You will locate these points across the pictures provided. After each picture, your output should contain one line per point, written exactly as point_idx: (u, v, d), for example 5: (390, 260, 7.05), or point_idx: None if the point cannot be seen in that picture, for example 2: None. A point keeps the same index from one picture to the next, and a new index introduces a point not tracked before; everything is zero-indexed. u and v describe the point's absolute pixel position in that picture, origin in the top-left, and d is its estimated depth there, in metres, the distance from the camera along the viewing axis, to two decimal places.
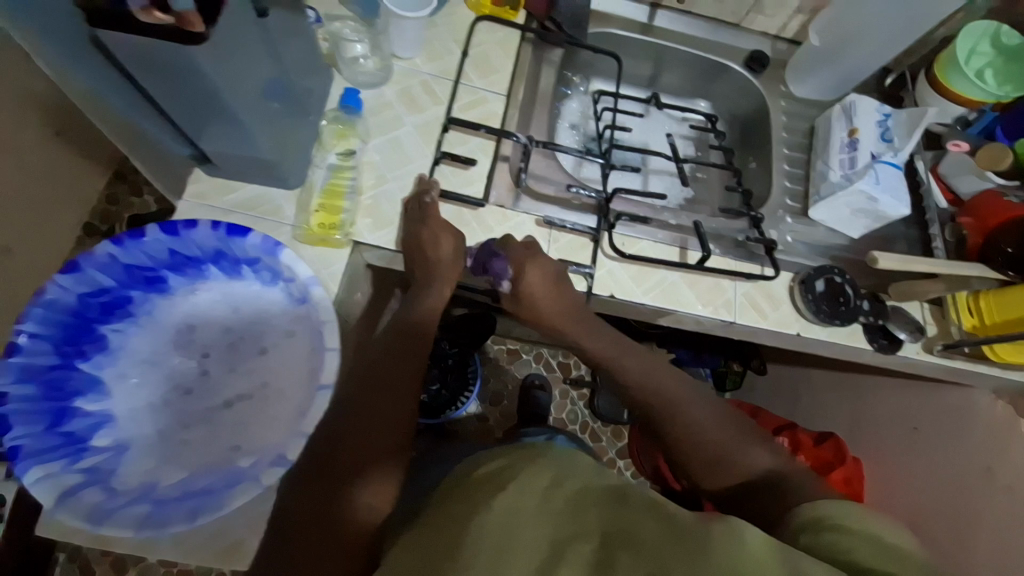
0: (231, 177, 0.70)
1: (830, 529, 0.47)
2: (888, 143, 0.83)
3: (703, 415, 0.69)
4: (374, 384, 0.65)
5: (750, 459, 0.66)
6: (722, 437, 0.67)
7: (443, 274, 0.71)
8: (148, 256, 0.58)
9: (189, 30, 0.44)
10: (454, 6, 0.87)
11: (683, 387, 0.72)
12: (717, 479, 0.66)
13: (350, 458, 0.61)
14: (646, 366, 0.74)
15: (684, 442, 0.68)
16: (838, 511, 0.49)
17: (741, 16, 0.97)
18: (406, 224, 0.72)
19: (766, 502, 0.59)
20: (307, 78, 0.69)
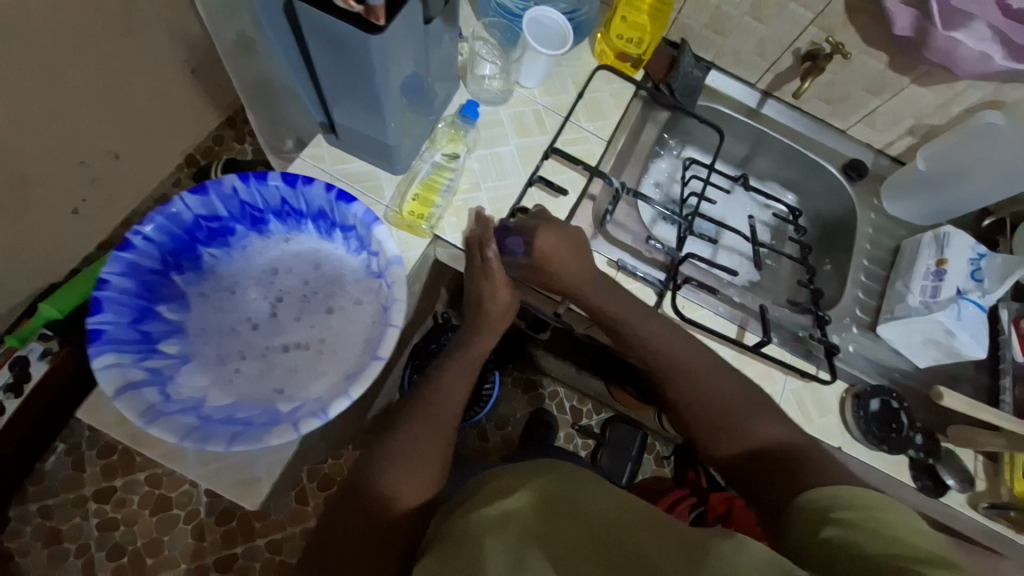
0: (347, 149, 0.76)
1: (852, 531, 0.50)
2: (978, 282, 0.81)
3: (717, 388, 0.70)
4: (419, 399, 0.71)
5: (758, 429, 0.66)
6: (732, 410, 0.68)
7: (491, 325, 0.76)
8: (263, 198, 0.63)
9: (372, 21, 0.51)
10: (581, 51, 0.94)
11: (701, 356, 0.72)
12: (730, 448, 0.67)
13: (388, 458, 0.64)
14: (661, 332, 0.73)
15: (695, 410, 0.70)
16: (853, 503, 0.52)
17: (849, 124, 0.99)
18: (472, 247, 0.76)
19: (773, 480, 0.62)
20: (439, 82, 0.76)
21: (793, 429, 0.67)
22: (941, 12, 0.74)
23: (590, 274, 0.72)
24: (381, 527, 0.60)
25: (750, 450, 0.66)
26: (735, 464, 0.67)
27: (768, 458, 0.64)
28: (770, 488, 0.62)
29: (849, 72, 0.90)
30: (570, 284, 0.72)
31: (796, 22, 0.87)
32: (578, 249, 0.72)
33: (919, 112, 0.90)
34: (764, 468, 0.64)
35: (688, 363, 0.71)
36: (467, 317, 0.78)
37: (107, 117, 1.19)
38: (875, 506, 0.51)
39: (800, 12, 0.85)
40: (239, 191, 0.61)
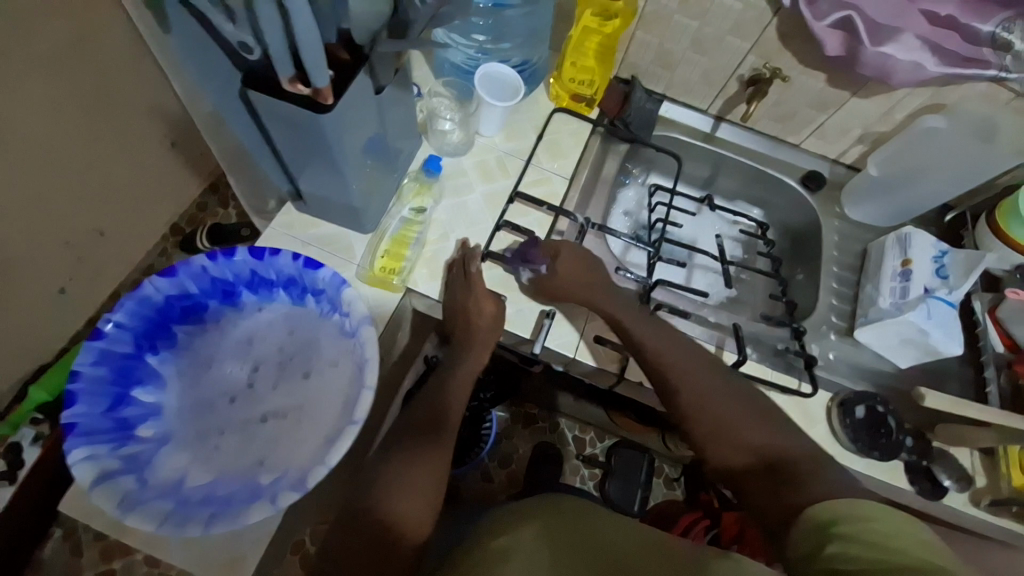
0: (316, 214, 0.78)
1: (838, 539, 0.49)
2: (943, 279, 0.82)
3: (722, 397, 0.68)
4: (427, 419, 0.72)
5: (765, 438, 0.64)
6: (741, 418, 0.66)
7: (481, 343, 0.76)
8: (233, 273, 0.65)
9: (320, 101, 0.54)
10: (537, 96, 0.98)
11: (706, 367, 0.71)
12: (741, 459, 0.64)
13: (393, 484, 0.64)
14: (667, 342, 0.73)
15: (703, 422, 0.67)
16: (838, 513, 0.51)
17: (802, 138, 1.03)
18: (450, 289, 0.77)
19: (782, 487, 0.58)
20: (400, 140, 0.79)
21: (796, 437, 0.64)
22: (867, 31, 0.78)
23: (604, 282, 0.77)
24: (383, 554, 0.59)
25: (762, 458, 0.63)
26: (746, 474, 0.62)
27: (779, 465, 0.61)
28: (778, 494, 0.58)
29: (793, 92, 0.94)
30: (583, 295, 0.76)
31: (735, 51, 0.91)
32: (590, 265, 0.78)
33: (865, 121, 0.94)
34: (773, 475, 0.60)
35: (692, 370, 0.71)
36: (456, 341, 0.78)
37: (89, 197, 1.22)
38: (861, 517, 0.49)
39: (737, 42, 0.90)
40: (208, 268, 0.63)
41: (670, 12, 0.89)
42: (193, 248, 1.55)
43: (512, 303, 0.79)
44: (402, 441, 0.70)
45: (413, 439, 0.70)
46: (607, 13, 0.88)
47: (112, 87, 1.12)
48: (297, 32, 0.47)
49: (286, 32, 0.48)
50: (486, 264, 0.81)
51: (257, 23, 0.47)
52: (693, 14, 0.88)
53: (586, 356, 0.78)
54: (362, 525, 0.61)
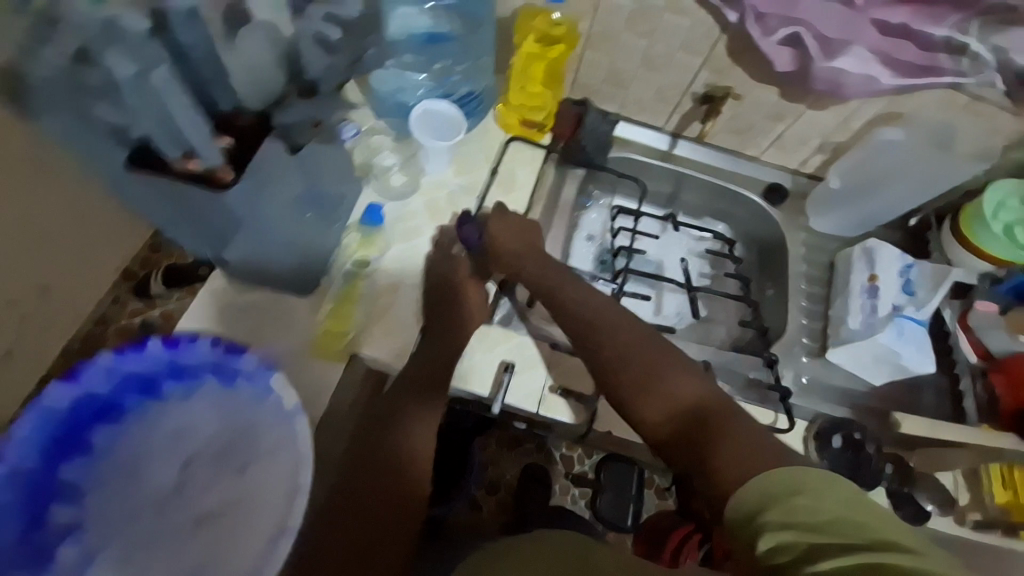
0: (248, 280, 0.71)
1: (770, 511, 0.47)
2: (911, 295, 0.81)
3: (642, 357, 0.63)
4: (416, 380, 0.67)
5: (678, 391, 0.60)
6: (652, 369, 0.62)
7: (465, 314, 0.74)
8: (148, 366, 0.59)
9: (218, 181, 0.48)
10: (487, 124, 0.90)
11: (623, 327, 0.67)
12: (656, 416, 0.60)
13: (392, 446, 0.62)
14: (586, 302, 0.70)
15: (621, 384, 0.63)
16: (773, 483, 0.48)
17: (762, 149, 0.99)
18: (432, 270, 0.77)
19: (698, 445, 0.55)
20: (335, 188, 0.73)
21: (709, 387, 0.61)
22: (818, 45, 0.74)
23: (538, 248, 0.77)
24: (397, 513, 0.57)
25: (677, 413, 0.59)
26: (663, 437, 0.59)
27: (693, 428, 0.57)
28: (693, 454, 0.55)
29: (748, 105, 0.90)
30: (512, 267, 0.77)
31: (686, 68, 0.87)
32: (526, 234, 0.78)
33: (824, 131, 0.91)
34: (692, 436, 0.56)
35: (613, 330, 0.67)
36: (434, 316, 0.73)
37: (22, 256, 1.07)
38: (796, 486, 0.47)
39: (688, 59, 0.85)
40: (118, 366, 0.58)
41: (616, 31, 0.85)
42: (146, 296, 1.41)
43: (469, 358, 0.74)
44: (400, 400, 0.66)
45: (412, 389, 0.66)
46: (548, 38, 0.85)
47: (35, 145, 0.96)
48: (170, 109, 0.45)
49: (160, 109, 0.45)
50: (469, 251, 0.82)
51: (126, 99, 0.44)
52: (640, 33, 0.84)
53: (550, 411, 0.73)
54: (364, 485, 0.59)
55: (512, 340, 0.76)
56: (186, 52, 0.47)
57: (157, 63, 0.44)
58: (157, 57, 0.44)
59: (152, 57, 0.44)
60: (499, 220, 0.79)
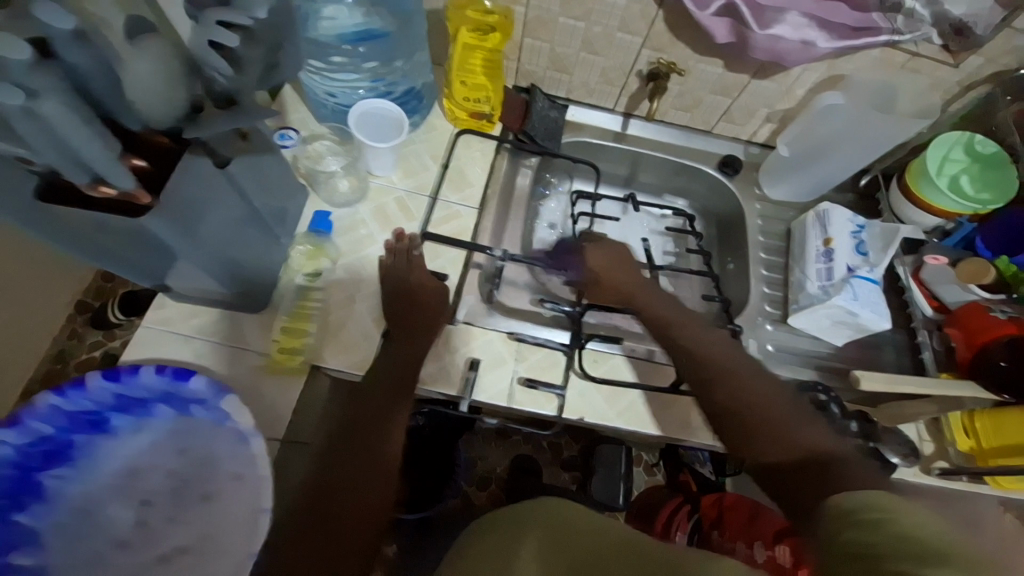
0: (195, 302, 0.69)
1: (855, 523, 0.42)
2: (864, 256, 0.83)
3: (763, 394, 0.62)
4: (381, 375, 0.65)
5: (798, 434, 0.58)
6: (784, 410, 0.60)
7: (428, 306, 0.71)
8: (93, 402, 0.56)
9: (135, 203, 0.48)
10: (433, 121, 0.89)
11: (748, 366, 0.65)
12: (778, 454, 0.57)
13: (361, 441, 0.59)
14: (708, 343, 0.68)
15: (741, 422, 0.61)
16: (867, 505, 0.43)
17: (712, 123, 0.99)
18: (390, 275, 0.72)
19: (817, 483, 0.52)
20: (277, 200, 0.70)
21: (834, 436, 0.58)
22: (752, 15, 0.75)
23: (649, 288, 0.76)
24: (364, 514, 0.55)
25: (797, 454, 0.56)
26: (778, 473, 0.56)
27: (812, 469, 0.54)
28: (812, 490, 0.52)
29: (693, 81, 0.90)
30: (621, 296, 0.76)
31: (628, 48, 0.86)
32: (623, 268, 0.78)
33: (769, 101, 0.91)
34: (806, 473, 0.54)
35: (737, 368, 0.65)
36: (396, 310, 0.70)
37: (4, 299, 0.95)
38: (888, 508, 0.42)
39: (628, 38, 0.85)
40: (60, 406, 0.53)
41: (553, 15, 0.83)
42: (110, 324, 1.16)
43: (433, 361, 0.73)
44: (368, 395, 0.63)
45: (378, 385, 0.64)
46: (482, 27, 0.82)
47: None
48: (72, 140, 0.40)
49: (57, 140, 0.40)
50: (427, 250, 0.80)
51: (16, 131, 0.39)
52: (577, 15, 0.83)
53: (523, 404, 0.72)
54: (330, 487, 0.56)
55: (475, 340, 0.75)
56: (80, 77, 0.41)
57: (52, 92, 0.38)
58: (53, 81, 0.38)
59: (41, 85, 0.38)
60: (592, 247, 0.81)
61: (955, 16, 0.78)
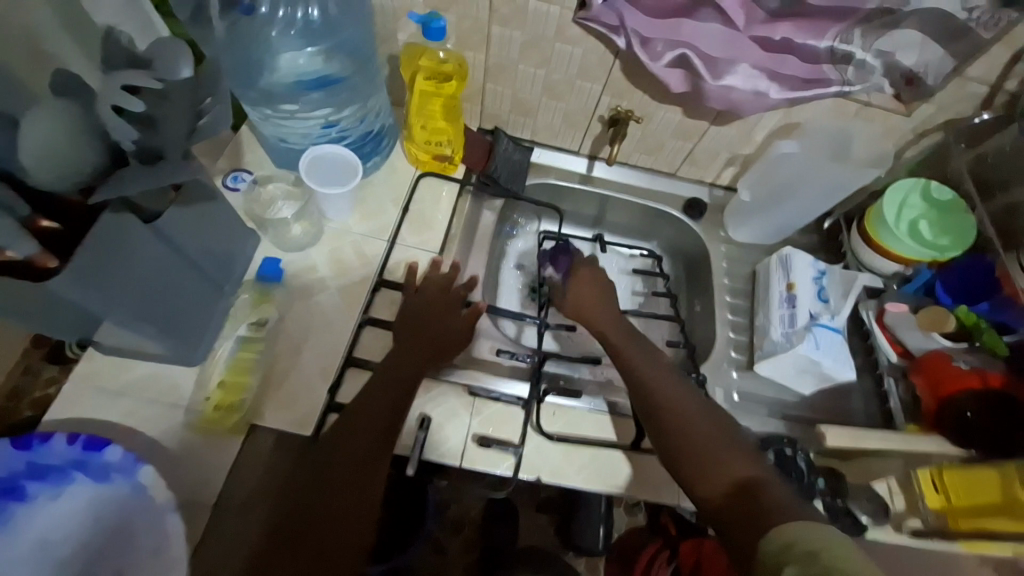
0: (127, 356, 0.65)
1: (797, 559, 0.46)
2: (825, 302, 0.82)
3: (701, 424, 0.62)
4: (368, 395, 0.65)
5: (732, 461, 0.58)
6: (723, 439, 0.61)
7: (429, 322, 0.72)
8: (3, 470, 0.52)
9: (41, 268, 0.45)
10: (397, 162, 0.88)
11: (687, 390, 0.67)
12: (710, 482, 0.58)
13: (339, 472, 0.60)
14: (653, 366, 0.69)
15: (680, 444, 0.61)
16: (806, 548, 0.46)
17: (676, 166, 0.99)
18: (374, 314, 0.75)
19: (747, 516, 0.53)
20: (221, 243, 0.67)
21: (767, 465, 0.59)
22: (705, 67, 0.75)
23: (606, 306, 0.80)
24: (343, 543, 0.57)
25: (728, 483, 0.57)
26: (710, 500, 0.57)
27: (742, 498, 0.55)
28: (739, 520, 0.53)
29: (654, 126, 0.91)
30: (581, 310, 0.80)
31: (587, 94, 0.87)
32: (594, 289, 0.82)
33: (729, 145, 0.92)
34: (737, 503, 0.55)
35: (685, 400, 0.65)
36: (399, 332, 0.71)
37: None
38: (832, 550, 0.45)
39: (588, 85, 0.85)
40: None
41: (513, 62, 0.84)
42: (67, 358, 1.08)
43: None
44: (354, 415, 0.63)
45: (362, 403, 0.64)
46: (438, 75, 0.82)
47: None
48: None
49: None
50: (379, 298, 0.77)
51: None
52: (536, 63, 0.83)
53: (475, 464, 0.69)
54: (318, 518, 0.57)
55: (428, 393, 0.72)
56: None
57: None
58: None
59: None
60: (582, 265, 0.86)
61: (908, 66, 0.77)
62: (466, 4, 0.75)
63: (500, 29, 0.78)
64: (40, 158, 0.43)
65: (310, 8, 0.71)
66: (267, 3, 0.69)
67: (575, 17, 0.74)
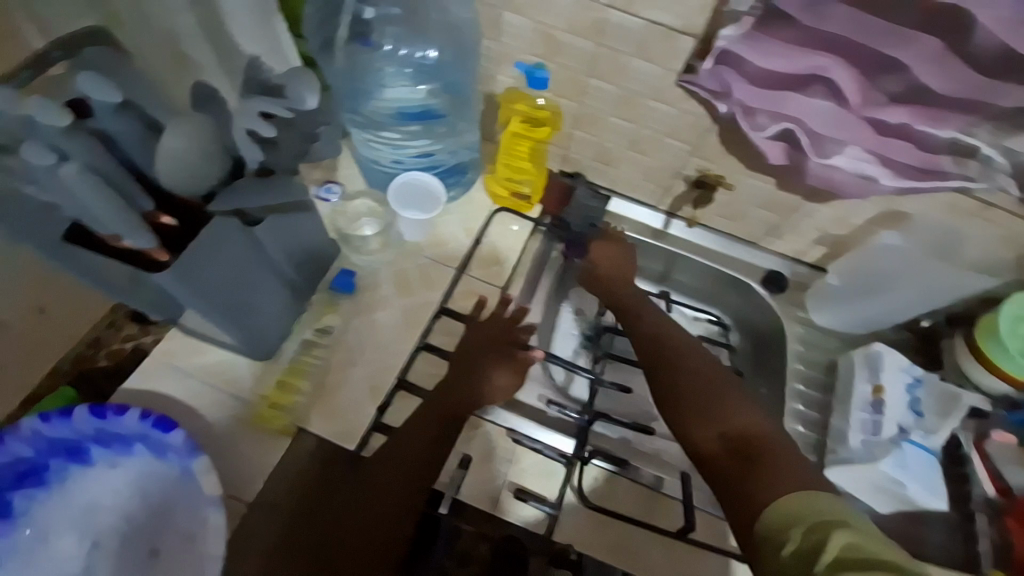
0: (202, 341, 0.69)
1: (800, 528, 0.48)
2: (918, 416, 0.76)
3: (696, 373, 0.64)
4: (421, 415, 0.65)
5: (728, 412, 0.60)
6: (709, 385, 0.63)
7: (492, 349, 0.73)
8: (75, 432, 0.56)
9: (156, 260, 0.48)
10: (474, 193, 0.89)
11: (690, 346, 0.68)
12: (705, 433, 0.59)
13: (384, 490, 0.60)
14: (658, 327, 0.72)
15: (680, 395, 0.63)
16: (803, 515, 0.49)
17: (759, 237, 0.95)
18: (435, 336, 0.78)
19: (739, 470, 0.55)
20: (304, 248, 0.70)
21: (765, 416, 0.59)
22: (810, 143, 0.71)
23: (623, 270, 0.81)
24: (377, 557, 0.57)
25: (723, 434, 0.58)
26: (702, 451, 0.59)
27: (736, 450, 0.56)
28: (732, 476, 0.55)
29: (741, 195, 0.87)
30: (604, 275, 0.80)
31: (675, 154, 0.85)
32: (613, 263, 0.81)
33: (821, 224, 0.86)
34: (731, 457, 0.56)
35: (676, 351, 0.68)
36: (459, 360, 0.72)
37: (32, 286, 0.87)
38: (822, 515, 0.48)
39: (676, 144, 0.83)
40: (41, 431, 0.55)
41: (604, 114, 0.83)
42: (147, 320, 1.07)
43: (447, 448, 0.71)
44: (405, 431, 0.64)
45: (418, 418, 0.65)
46: (532, 120, 0.83)
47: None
48: (87, 201, 0.42)
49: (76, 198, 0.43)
50: (440, 325, 0.78)
51: (48, 186, 0.42)
52: (627, 117, 0.81)
53: (509, 514, 0.69)
54: (359, 534, 0.58)
55: (472, 431, 0.73)
56: (119, 142, 0.46)
57: None
58: (82, 144, 0.43)
59: (72, 148, 0.42)
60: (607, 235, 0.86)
61: None
62: (567, 56, 0.75)
63: (597, 81, 0.77)
64: (170, 167, 0.48)
65: (429, 50, 0.77)
66: (393, 41, 0.76)
67: (677, 78, 0.73)
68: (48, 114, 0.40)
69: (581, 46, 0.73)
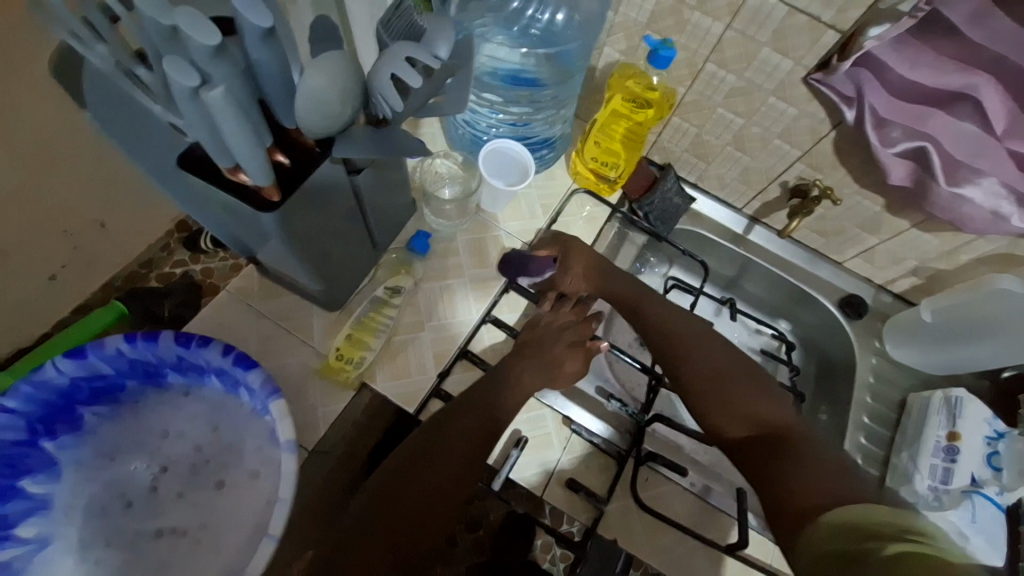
0: (278, 284, 0.69)
1: (854, 534, 0.45)
2: (996, 471, 0.71)
3: (719, 367, 0.64)
4: (488, 390, 0.64)
5: (754, 405, 0.61)
6: (738, 381, 0.62)
7: (555, 338, 0.70)
8: (156, 357, 0.58)
9: (267, 199, 0.48)
10: (556, 171, 0.86)
11: (702, 334, 0.67)
12: (734, 427, 0.60)
13: (447, 459, 0.58)
14: (667, 315, 0.70)
15: (704, 389, 0.62)
16: (854, 528, 0.46)
17: (846, 257, 0.89)
18: (500, 308, 0.75)
19: (773, 465, 0.55)
20: (386, 203, 0.68)
21: (786, 406, 0.61)
22: (943, 167, 0.65)
23: (609, 270, 0.75)
24: (432, 520, 0.56)
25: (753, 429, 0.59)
26: (736, 445, 0.59)
27: (768, 443, 0.57)
28: (766, 471, 0.55)
29: (841, 210, 0.81)
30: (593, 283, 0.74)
31: (781, 156, 0.79)
32: (596, 269, 0.74)
33: (922, 254, 0.80)
34: (764, 449, 0.57)
35: (700, 342, 0.66)
36: (527, 344, 0.69)
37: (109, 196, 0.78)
38: (870, 524, 0.45)
39: (785, 148, 0.77)
40: (124, 352, 0.56)
41: (713, 104, 0.77)
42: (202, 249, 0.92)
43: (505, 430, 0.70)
44: (465, 401, 0.63)
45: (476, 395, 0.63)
46: (638, 100, 0.78)
47: (36, 111, 0.61)
48: (225, 130, 0.40)
49: (212, 124, 0.41)
50: (506, 300, 0.76)
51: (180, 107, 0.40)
52: (738, 110, 0.76)
53: (556, 500, 0.68)
54: (417, 498, 0.56)
55: (529, 412, 0.71)
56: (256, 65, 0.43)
57: (221, 78, 0.40)
58: (227, 70, 0.39)
59: (215, 72, 0.39)
60: (565, 243, 0.76)
61: None
62: (691, 37, 0.70)
63: (716, 67, 0.72)
64: (308, 107, 0.44)
65: (554, 13, 0.74)
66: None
67: (806, 76, 0.67)
68: (197, 29, 0.37)
69: (709, 27, 0.68)
